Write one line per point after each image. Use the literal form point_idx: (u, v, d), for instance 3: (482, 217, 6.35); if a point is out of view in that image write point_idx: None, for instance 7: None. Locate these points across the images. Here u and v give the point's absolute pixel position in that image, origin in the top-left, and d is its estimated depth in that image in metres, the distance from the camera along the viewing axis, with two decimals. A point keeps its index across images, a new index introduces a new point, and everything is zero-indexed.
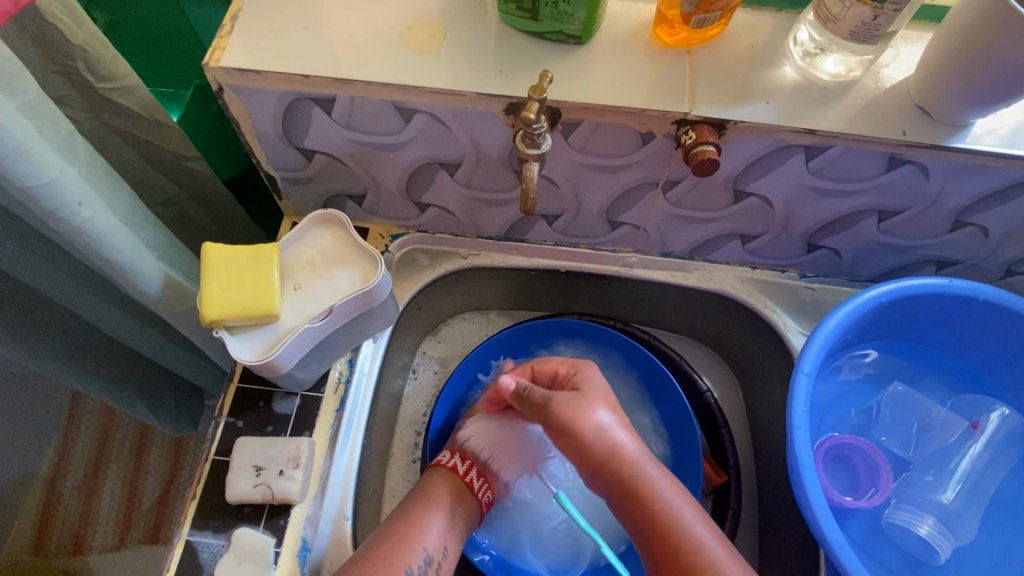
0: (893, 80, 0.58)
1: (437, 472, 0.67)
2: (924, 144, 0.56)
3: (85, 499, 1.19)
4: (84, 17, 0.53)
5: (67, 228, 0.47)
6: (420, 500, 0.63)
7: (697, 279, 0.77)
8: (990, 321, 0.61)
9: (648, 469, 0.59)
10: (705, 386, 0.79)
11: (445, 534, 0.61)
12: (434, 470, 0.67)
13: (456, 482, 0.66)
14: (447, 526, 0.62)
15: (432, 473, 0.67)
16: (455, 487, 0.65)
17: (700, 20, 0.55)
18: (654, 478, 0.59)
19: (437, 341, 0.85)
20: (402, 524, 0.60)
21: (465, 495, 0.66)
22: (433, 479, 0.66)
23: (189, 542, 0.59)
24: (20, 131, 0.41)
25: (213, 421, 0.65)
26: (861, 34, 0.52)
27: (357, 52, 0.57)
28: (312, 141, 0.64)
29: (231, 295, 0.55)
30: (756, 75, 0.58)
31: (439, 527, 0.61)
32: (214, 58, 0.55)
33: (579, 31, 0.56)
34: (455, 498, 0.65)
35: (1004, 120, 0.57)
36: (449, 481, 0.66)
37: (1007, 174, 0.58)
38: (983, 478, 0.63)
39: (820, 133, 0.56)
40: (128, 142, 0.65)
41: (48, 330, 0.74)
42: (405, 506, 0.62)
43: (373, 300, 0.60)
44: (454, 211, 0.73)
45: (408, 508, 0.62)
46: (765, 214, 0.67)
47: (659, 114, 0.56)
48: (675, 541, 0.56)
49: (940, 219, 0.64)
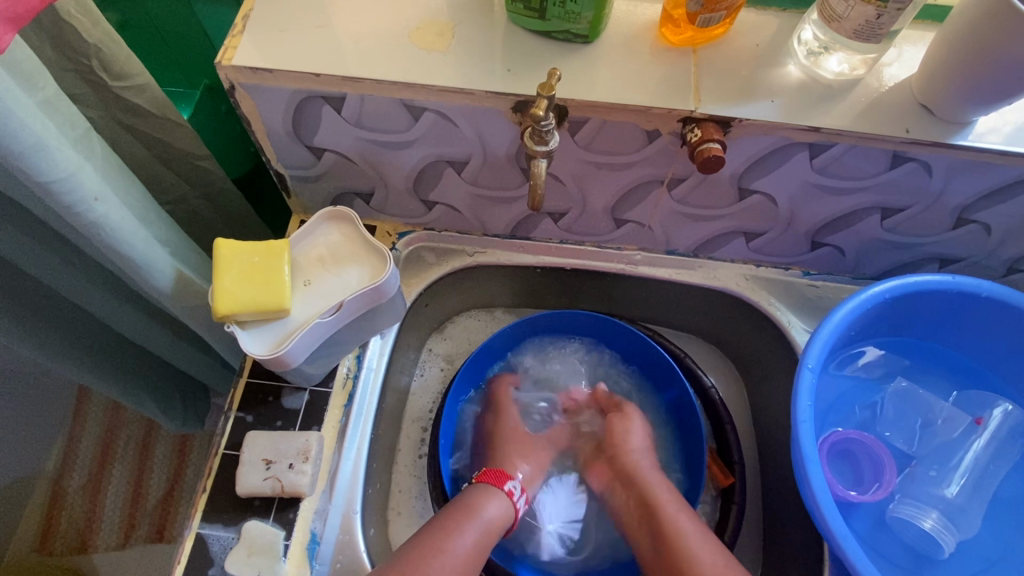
0: (896, 79, 0.59)
1: (494, 489, 0.68)
2: (927, 142, 0.56)
3: (90, 497, 1.20)
4: (100, 16, 0.54)
5: (84, 223, 0.48)
6: (471, 514, 0.64)
7: (702, 276, 0.77)
8: (992, 317, 0.62)
9: (643, 461, 0.72)
10: (709, 381, 0.79)
11: (479, 552, 0.62)
12: (491, 488, 0.68)
13: (504, 508, 0.67)
14: (486, 548, 0.63)
15: (485, 488, 0.68)
16: (506, 511, 0.66)
17: (705, 19, 0.55)
18: (648, 471, 0.71)
19: (443, 338, 0.86)
20: (447, 536, 0.61)
21: (506, 521, 0.67)
22: (489, 496, 0.67)
23: (199, 534, 0.60)
24: (40, 127, 0.42)
25: (222, 416, 0.65)
26: (865, 32, 0.53)
27: (367, 51, 0.58)
28: (321, 139, 0.64)
29: (243, 291, 0.55)
30: (761, 73, 0.59)
31: (480, 545, 0.62)
32: (226, 56, 0.56)
33: (585, 30, 0.57)
34: (501, 524, 0.66)
35: (1006, 118, 0.58)
36: (501, 502, 0.67)
37: (1009, 172, 0.58)
38: (987, 473, 0.63)
39: (824, 131, 0.56)
40: (140, 140, 0.66)
41: (58, 327, 0.75)
42: (455, 520, 0.63)
43: (382, 295, 0.61)
44: (461, 209, 0.74)
45: (457, 520, 0.63)
46: (770, 212, 0.68)
47: (665, 112, 0.56)
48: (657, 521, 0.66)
49: (942, 216, 0.65)
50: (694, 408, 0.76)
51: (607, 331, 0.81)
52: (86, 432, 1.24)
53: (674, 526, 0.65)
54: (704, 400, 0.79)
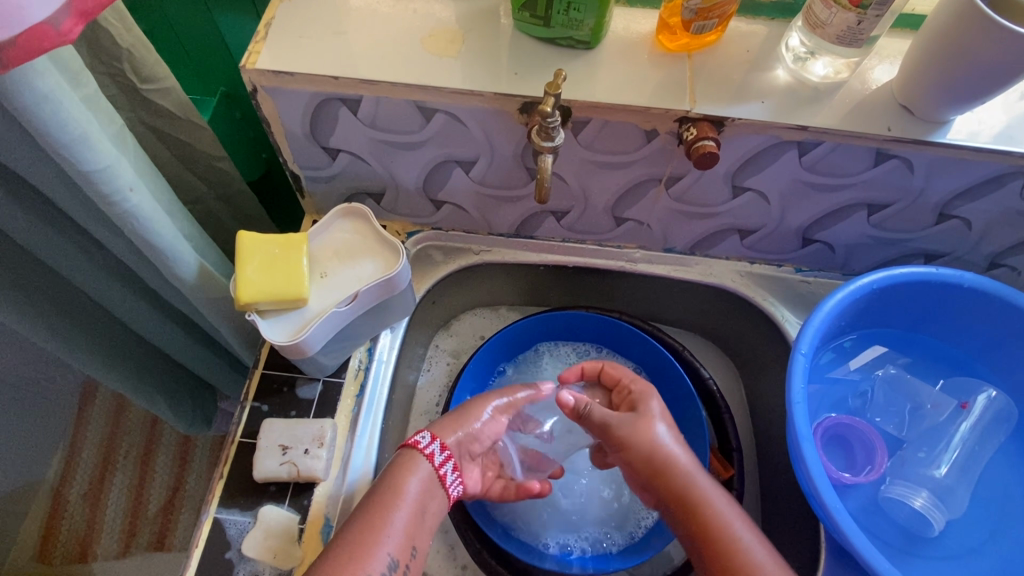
0: (878, 82, 0.63)
1: (410, 457, 0.62)
2: (908, 139, 0.60)
3: (91, 505, 1.20)
4: (133, 23, 0.58)
5: (119, 212, 0.51)
6: (389, 494, 0.58)
7: (698, 272, 0.80)
8: (974, 305, 0.65)
9: (700, 481, 0.61)
10: (708, 374, 0.82)
11: (415, 535, 0.58)
12: (411, 458, 0.62)
13: (426, 475, 0.61)
14: (415, 524, 0.58)
15: (406, 462, 0.61)
16: (424, 479, 0.60)
17: (699, 26, 0.60)
18: (707, 491, 0.61)
19: (450, 335, 0.89)
20: (370, 531, 0.56)
21: (432, 499, 0.61)
22: (410, 473, 0.60)
23: (216, 519, 0.62)
24: (85, 121, 0.45)
25: (238, 405, 0.68)
26: (847, 38, 0.57)
27: (382, 56, 0.61)
28: (336, 140, 0.68)
29: (264, 280, 0.58)
30: (751, 76, 0.63)
31: (409, 528, 0.58)
32: (250, 60, 0.60)
33: (587, 37, 0.61)
34: (424, 493, 0.60)
35: (980, 118, 0.62)
36: (423, 471, 0.61)
37: (985, 168, 0.62)
38: (973, 455, 0.66)
39: (811, 129, 0.60)
40: (163, 141, 0.69)
41: (74, 324, 0.77)
42: (376, 506, 0.57)
43: (394, 287, 0.64)
44: (468, 209, 0.77)
45: (378, 505, 0.57)
46: (762, 209, 0.72)
47: (663, 112, 0.60)
48: (715, 541, 0.58)
49: (925, 212, 0.69)
50: (694, 399, 0.77)
51: (618, 337, 0.83)
52: (88, 440, 1.25)
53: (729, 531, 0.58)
54: (702, 392, 0.81)
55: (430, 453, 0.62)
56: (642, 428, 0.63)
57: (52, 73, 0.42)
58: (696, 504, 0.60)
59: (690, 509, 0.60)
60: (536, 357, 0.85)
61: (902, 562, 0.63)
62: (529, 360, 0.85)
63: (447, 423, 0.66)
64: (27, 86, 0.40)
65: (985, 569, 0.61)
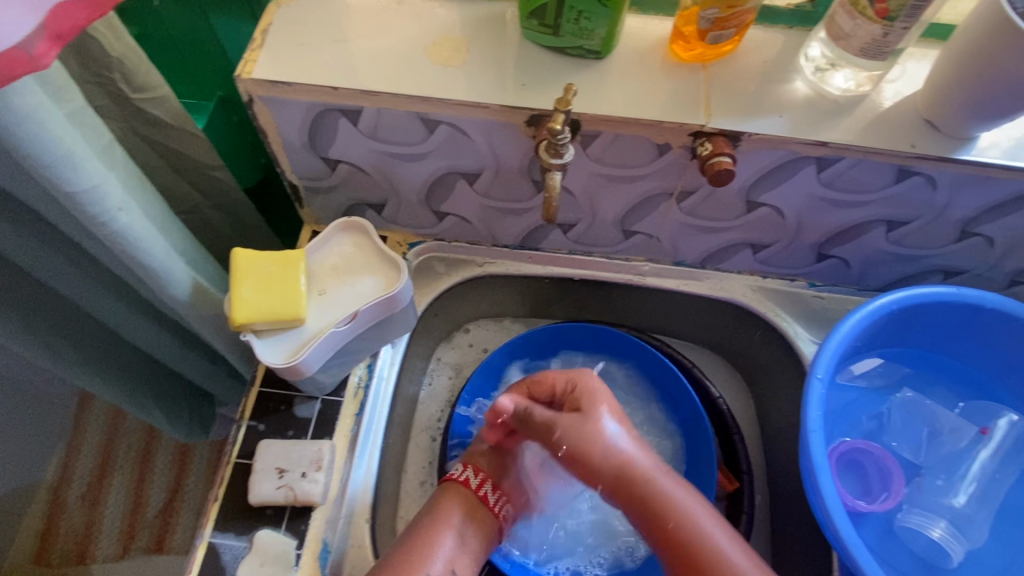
0: (900, 96, 0.60)
1: (447, 486, 0.65)
2: (932, 156, 0.57)
3: (89, 508, 1.19)
4: (123, 31, 0.55)
5: (107, 232, 0.49)
6: (436, 519, 0.61)
7: (709, 287, 0.78)
8: (997, 328, 0.63)
9: (662, 481, 0.59)
10: (717, 393, 0.79)
11: (456, 562, 0.59)
12: (449, 487, 0.65)
13: (471, 501, 0.64)
14: (460, 546, 0.61)
15: (447, 491, 0.64)
16: (467, 504, 0.63)
17: (716, 36, 0.57)
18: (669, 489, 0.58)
19: (451, 347, 0.86)
20: (413, 556, 0.57)
21: (476, 524, 0.63)
22: (449, 501, 0.63)
23: (211, 544, 0.60)
24: (69, 139, 0.42)
25: (234, 424, 0.66)
26: (872, 51, 0.54)
27: (383, 66, 0.59)
28: (336, 151, 0.65)
29: (260, 300, 0.56)
30: (768, 88, 0.60)
31: (454, 553, 0.60)
32: (245, 70, 0.57)
33: (598, 46, 0.58)
34: (471, 515, 0.63)
35: (1007, 133, 0.59)
36: (464, 496, 0.64)
37: (1012, 186, 0.60)
38: (993, 483, 0.65)
39: (831, 145, 0.58)
40: (156, 150, 0.67)
41: (66, 334, 0.75)
42: (422, 531, 0.60)
43: (396, 305, 0.62)
44: (472, 220, 0.74)
45: (427, 528, 0.60)
46: (777, 224, 0.69)
47: (676, 126, 0.58)
48: (688, 551, 0.55)
49: (946, 229, 0.66)
50: (703, 420, 0.75)
51: (619, 350, 0.81)
52: (86, 442, 1.23)
53: (723, 559, 0.54)
54: (712, 412, 0.79)
55: (464, 479, 0.65)
56: (592, 434, 0.60)
57: (33, 91, 0.39)
58: (677, 520, 0.56)
59: (661, 523, 0.57)
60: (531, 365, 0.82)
61: None
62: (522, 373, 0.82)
63: (479, 452, 0.69)
64: (6, 107, 0.37)
65: None
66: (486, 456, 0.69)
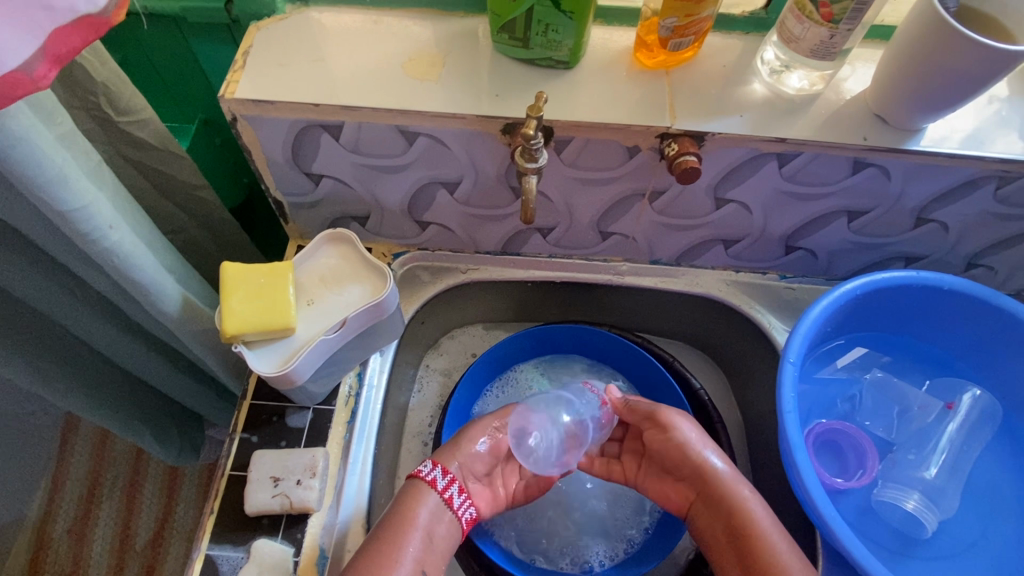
0: (852, 93, 0.64)
1: (414, 485, 0.63)
2: (883, 148, 0.61)
3: (77, 541, 1.17)
4: (108, 56, 0.57)
5: (98, 250, 0.50)
6: (401, 524, 0.59)
7: (685, 283, 0.81)
8: (955, 307, 0.67)
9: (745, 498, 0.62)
10: (698, 384, 0.81)
11: (426, 562, 0.59)
12: (416, 487, 0.63)
13: (436, 506, 0.62)
14: (428, 549, 0.60)
15: (410, 492, 0.62)
16: (433, 508, 0.62)
17: (676, 43, 0.61)
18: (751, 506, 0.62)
19: (439, 354, 0.88)
20: (383, 556, 0.57)
21: (441, 526, 0.62)
22: (416, 502, 0.61)
23: (208, 555, 0.61)
24: (60, 159, 0.44)
25: (227, 438, 0.67)
26: (821, 51, 0.58)
27: (361, 82, 0.61)
28: (319, 166, 0.67)
29: (250, 311, 0.57)
30: (729, 91, 0.64)
31: (422, 554, 0.59)
32: (228, 90, 0.59)
33: (566, 57, 0.62)
34: (436, 519, 0.62)
35: (953, 124, 0.63)
36: (432, 501, 0.62)
37: (960, 173, 0.64)
38: (961, 454, 0.68)
39: (789, 141, 0.61)
40: (142, 172, 0.68)
41: (55, 359, 0.75)
42: (388, 534, 0.58)
43: (383, 311, 0.63)
44: (454, 229, 0.77)
45: (392, 534, 0.58)
46: (745, 219, 0.72)
47: (643, 129, 0.61)
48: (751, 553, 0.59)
49: (904, 217, 0.70)
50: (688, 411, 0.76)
51: (603, 349, 0.83)
52: (72, 474, 1.22)
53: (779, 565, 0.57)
54: (694, 403, 0.81)
55: (433, 479, 0.63)
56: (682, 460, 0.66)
57: (26, 114, 0.41)
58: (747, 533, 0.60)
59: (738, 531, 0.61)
60: (516, 367, 0.84)
61: (898, 563, 0.64)
62: (511, 378, 0.84)
63: (448, 450, 0.67)
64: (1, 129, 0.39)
65: (978, 568, 0.63)
66: (454, 454, 0.66)
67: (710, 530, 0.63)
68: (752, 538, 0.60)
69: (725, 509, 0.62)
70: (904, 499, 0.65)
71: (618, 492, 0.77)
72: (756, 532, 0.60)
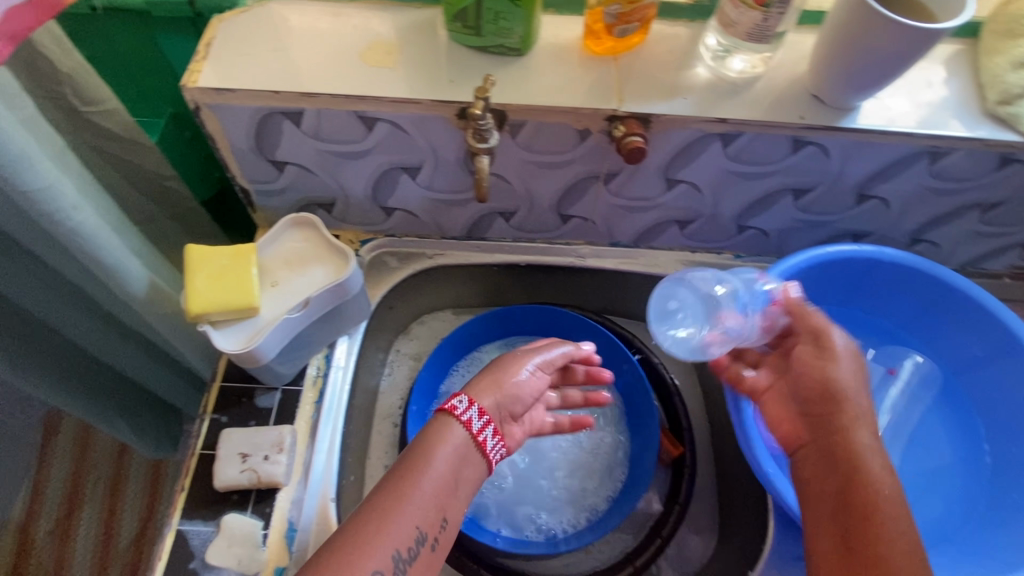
0: (791, 75, 0.67)
1: (445, 423, 0.58)
2: (819, 127, 0.65)
3: (60, 542, 1.18)
4: (72, 48, 0.59)
5: (63, 230, 0.52)
6: (419, 462, 0.55)
7: (644, 264, 0.84)
8: (893, 280, 0.72)
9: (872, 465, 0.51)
10: (657, 359, 0.84)
11: (448, 505, 0.55)
12: (446, 422, 0.58)
13: (461, 445, 0.57)
14: (448, 493, 0.55)
15: (437, 429, 0.58)
16: (458, 447, 0.57)
17: (622, 29, 0.63)
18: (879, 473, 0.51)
19: (410, 339, 0.90)
20: (394, 499, 0.52)
21: (467, 463, 0.57)
22: (441, 439, 0.57)
23: (178, 531, 0.63)
24: (22, 140, 0.46)
25: (197, 418, 0.68)
26: (756, 35, 0.61)
27: (320, 70, 0.64)
28: (283, 153, 0.69)
29: (214, 291, 0.60)
30: (674, 75, 0.67)
31: (438, 499, 0.54)
32: (191, 79, 0.61)
33: (517, 44, 0.64)
34: (459, 460, 0.57)
35: (885, 104, 0.66)
36: (458, 439, 0.57)
37: (894, 150, 0.67)
38: (904, 416, 0.74)
39: (730, 122, 0.64)
40: (110, 163, 0.70)
41: (29, 350, 0.77)
42: (405, 474, 0.54)
43: (346, 292, 0.66)
44: (419, 214, 0.79)
45: (408, 473, 0.54)
46: (697, 199, 0.75)
47: (592, 112, 0.64)
48: (870, 518, 0.48)
49: (846, 194, 0.73)
50: (646, 386, 0.79)
51: (567, 329, 0.85)
52: (52, 477, 1.22)
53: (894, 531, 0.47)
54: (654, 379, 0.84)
55: (468, 419, 0.58)
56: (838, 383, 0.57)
57: None
58: (880, 501, 0.49)
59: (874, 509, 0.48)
60: (482, 349, 0.87)
61: None
62: (478, 360, 0.86)
63: (481, 386, 0.62)
64: None
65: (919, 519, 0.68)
66: (485, 391, 0.62)
67: (817, 493, 0.53)
68: (874, 516, 0.48)
69: (845, 469, 0.52)
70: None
71: (582, 464, 0.79)
72: (877, 512, 0.48)
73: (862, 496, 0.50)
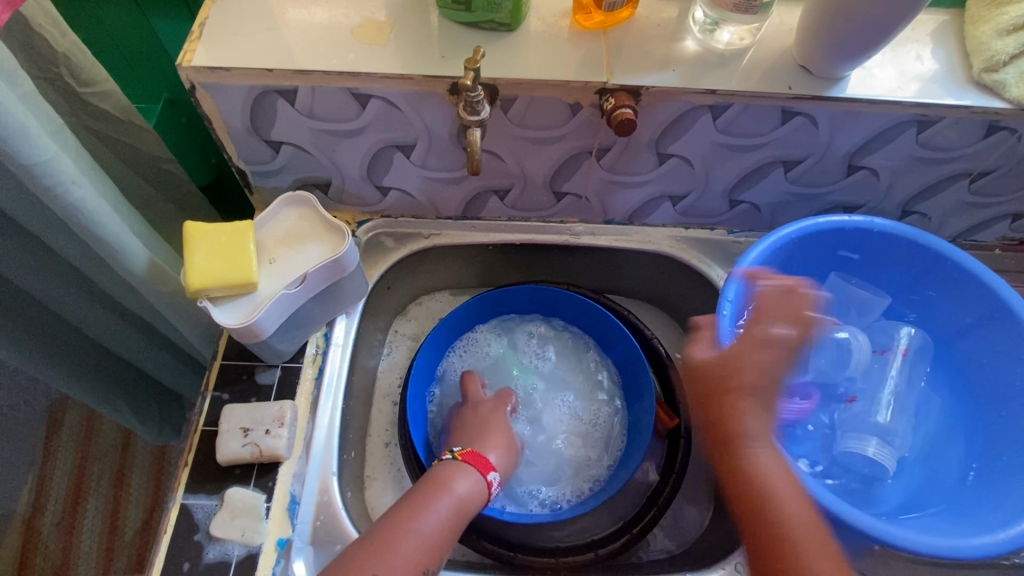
0: (778, 46, 0.68)
1: (464, 468, 0.65)
2: (808, 96, 0.65)
3: (65, 532, 1.19)
4: (66, 28, 0.60)
5: (63, 205, 0.53)
6: (440, 491, 0.62)
7: (638, 241, 0.85)
8: (883, 250, 0.73)
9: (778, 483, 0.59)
10: (652, 334, 0.85)
11: (455, 528, 0.61)
12: (471, 475, 0.65)
13: (476, 487, 0.65)
14: (457, 524, 0.61)
15: (455, 466, 0.65)
16: (473, 487, 0.64)
17: (610, 3, 0.64)
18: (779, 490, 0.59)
19: (408, 320, 0.91)
20: (416, 519, 0.59)
21: (480, 498, 0.65)
22: (462, 482, 0.64)
23: (182, 505, 0.63)
24: (21, 115, 0.47)
25: (199, 396, 0.69)
26: (743, 5, 0.62)
27: (312, 48, 0.64)
28: (279, 133, 0.70)
29: (212, 267, 0.60)
30: (663, 48, 0.67)
31: (455, 522, 0.61)
32: (186, 59, 0.62)
33: (507, 19, 0.65)
34: (472, 498, 0.64)
35: (872, 73, 0.67)
36: (477, 486, 0.65)
37: (881, 119, 0.68)
38: (906, 392, 0.74)
39: (719, 93, 0.65)
40: (108, 145, 0.71)
41: (32, 333, 0.78)
42: (423, 498, 0.61)
43: (343, 268, 0.67)
44: (414, 194, 0.80)
45: (427, 498, 0.61)
46: (689, 173, 0.76)
47: (582, 85, 0.65)
48: (783, 535, 0.57)
49: (835, 165, 0.74)
50: (641, 358, 0.80)
51: (563, 307, 0.87)
52: (58, 469, 1.23)
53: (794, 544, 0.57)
54: (649, 353, 0.85)
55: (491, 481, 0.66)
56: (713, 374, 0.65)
57: None
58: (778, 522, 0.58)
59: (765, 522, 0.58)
60: (478, 329, 0.88)
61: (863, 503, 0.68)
62: (473, 342, 0.87)
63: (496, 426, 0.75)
64: None
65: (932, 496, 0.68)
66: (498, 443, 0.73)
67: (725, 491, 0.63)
68: (799, 553, 0.56)
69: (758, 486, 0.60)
70: (864, 446, 0.69)
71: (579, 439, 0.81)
72: (773, 514, 0.58)
73: (762, 511, 0.59)
